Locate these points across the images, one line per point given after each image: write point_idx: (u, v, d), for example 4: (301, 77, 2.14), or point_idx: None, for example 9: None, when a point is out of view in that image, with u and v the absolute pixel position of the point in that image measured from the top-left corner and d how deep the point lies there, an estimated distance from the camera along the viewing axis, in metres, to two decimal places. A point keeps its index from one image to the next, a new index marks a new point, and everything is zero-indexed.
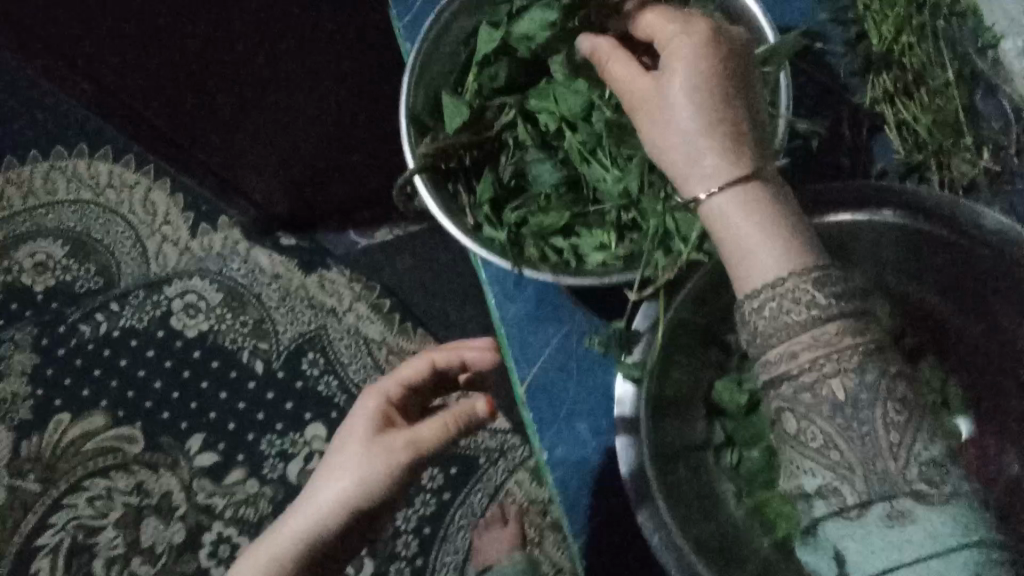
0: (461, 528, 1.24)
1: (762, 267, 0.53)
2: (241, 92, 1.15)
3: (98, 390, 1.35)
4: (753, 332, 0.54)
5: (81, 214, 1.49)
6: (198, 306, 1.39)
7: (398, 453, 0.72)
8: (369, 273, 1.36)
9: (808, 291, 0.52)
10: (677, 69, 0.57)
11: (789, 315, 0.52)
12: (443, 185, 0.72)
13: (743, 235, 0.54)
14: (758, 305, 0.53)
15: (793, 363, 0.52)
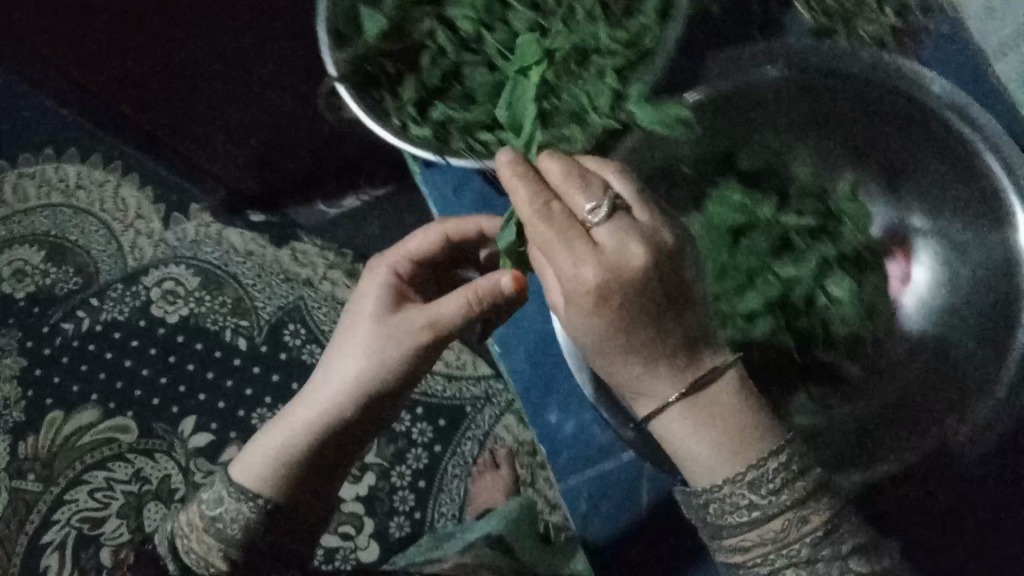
0: (455, 476, 1.27)
1: (698, 469, 0.59)
2: (195, 62, 1.08)
3: (88, 385, 1.36)
4: (696, 505, 0.61)
5: (54, 218, 1.47)
6: (177, 292, 1.39)
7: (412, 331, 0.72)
8: (341, 241, 1.36)
9: (732, 509, 0.58)
10: (589, 308, 0.55)
11: (727, 518, 0.58)
12: (369, 92, 0.74)
13: (684, 442, 0.59)
14: (701, 503, 0.60)
15: (727, 538, 0.59)
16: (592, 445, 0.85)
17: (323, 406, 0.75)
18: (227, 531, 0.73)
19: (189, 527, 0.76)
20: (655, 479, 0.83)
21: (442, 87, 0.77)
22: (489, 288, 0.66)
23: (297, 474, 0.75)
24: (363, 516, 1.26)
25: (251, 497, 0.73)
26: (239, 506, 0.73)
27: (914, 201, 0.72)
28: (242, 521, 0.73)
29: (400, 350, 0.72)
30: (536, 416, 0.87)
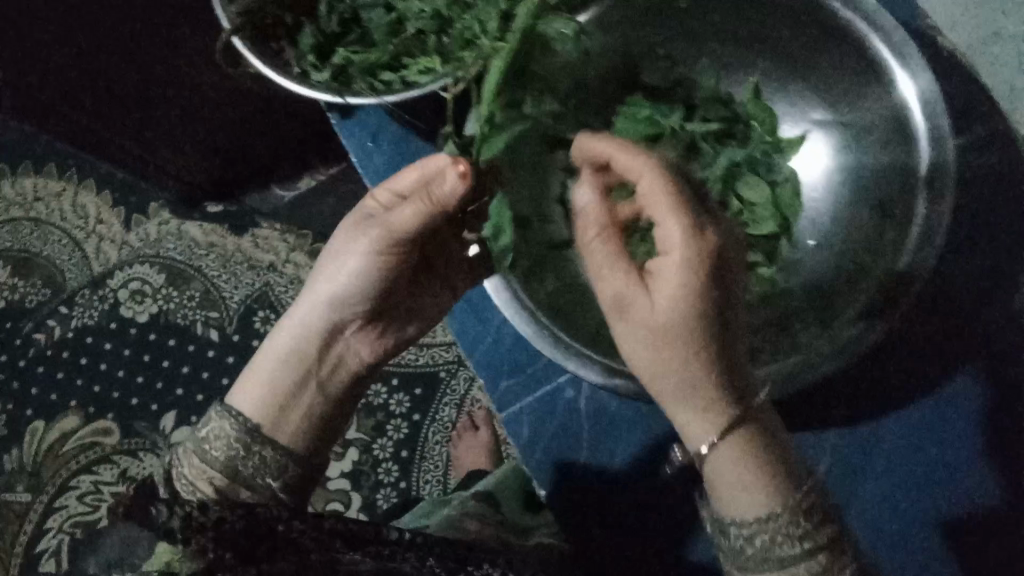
0: (437, 443, 1.27)
1: (737, 498, 0.53)
2: (148, 87, 1.09)
3: (66, 391, 1.36)
4: (730, 543, 0.54)
5: (16, 232, 1.45)
6: (144, 291, 1.38)
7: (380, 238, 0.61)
8: (301, 222, 1.34)
9: (784, 539, 0.51)
10: (665, 330, 0.50)
11: (777, 552, 0.52)
12: (266, 43, 0.61)
13: (735, 479, 0.53)
14: (725, 535, 0.54)
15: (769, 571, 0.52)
16: (530, 373, 0.74)
17: (294, 323, 0.66)
18: (211, 452, 0.62)
19: (183, 454, 0.63)
20: (634, 439, 0.71)
21: (340, 31, 0.64)
22: (442, 195, 0.56)
23: (278, 396, 0.64)
24: (350, 490, 1.27)
25: (234, 416, 0.63)
26: (223, 424, 0.63)
27: (815, 90, 0.61)
28: (224, 441, 0.62)
29: (359, 256, 0.62)
30: (471, 349, 0.76)
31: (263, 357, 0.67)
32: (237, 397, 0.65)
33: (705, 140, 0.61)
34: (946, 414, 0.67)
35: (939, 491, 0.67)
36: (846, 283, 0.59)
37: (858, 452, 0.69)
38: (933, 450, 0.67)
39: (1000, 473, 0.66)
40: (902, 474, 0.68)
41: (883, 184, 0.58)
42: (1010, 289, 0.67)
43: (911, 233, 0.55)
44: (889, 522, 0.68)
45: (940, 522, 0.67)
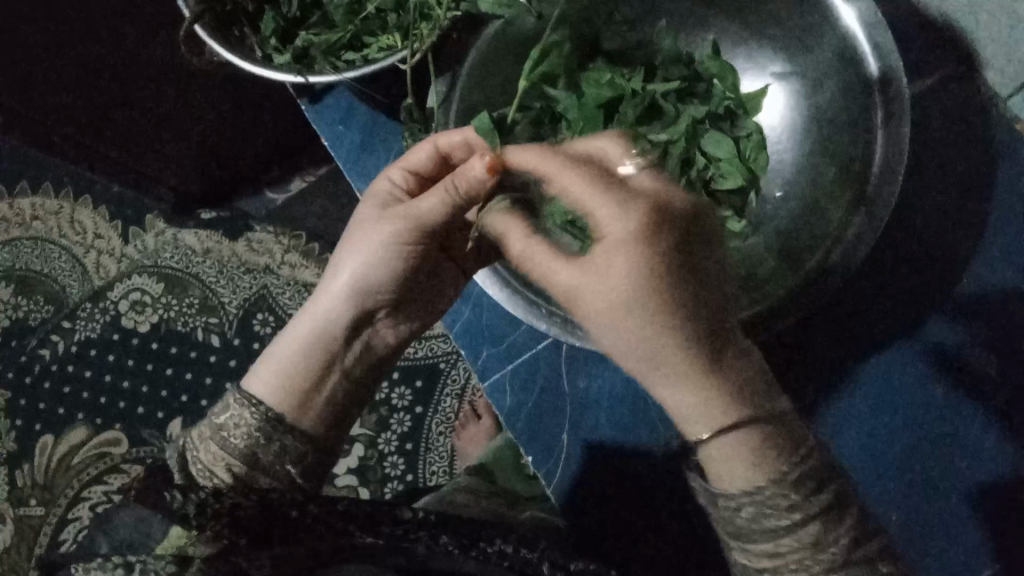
0: (443, 434, 1.13)
1: (726, 466, 0.51)
2: (121, 88, 0.97)
3: (73, 404, 1.21)
4: (736, 523, 0.51)
5: (14, 251, 1.28)
6: (145, 301, 1.23)
7: (403, 228, 0.60)
8: (293, 222, 1.23)
9: (770, 511, 0.50)
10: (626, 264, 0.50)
11: (764, 524, 0.50)
12: (230, 30, 0.62)
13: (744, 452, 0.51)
14: (716, 507, 0.53)
15: (758, 544, 0.50)
16: (506, 344, 0.75)
17: (316, 312, 0.64)
18: (230, 439, 0.59)
19: (199, 440, 0.61)
20: (613, 413, 0.72)
21: (300, 15, 0.66)
22: (469, 184, 0.57)
23: (303, 388, 0.62)
24: (358, 487, 1.12)
25: (255, 403, 0.61)
26: (244, 412, 0.60)
27: (767, 43, 0.64)
28: (244, 429, 0.59)
29: (380, 242, 0.61)
30: (453, 325, 0.76)
31: (282, 344, 0.64)
32: (254, 382, 0.63)
33: (667, 99, 0.63)
34: (912, 369, 0.68)
35: (919, 441, 0.67)
36: (813, 223, 0.60)
37: (838, 417, 0.69)
38: (927, 410, 0.67)
39: (974, 417, 0.66)
40: (885, 433, 0.68)
41: (837, 120, 0.61)
42: (1007, 235, 0.67)
43: (874, 151, 0.57)
44: (878, 496, 0.67)
45: (928, 473, 0.67)
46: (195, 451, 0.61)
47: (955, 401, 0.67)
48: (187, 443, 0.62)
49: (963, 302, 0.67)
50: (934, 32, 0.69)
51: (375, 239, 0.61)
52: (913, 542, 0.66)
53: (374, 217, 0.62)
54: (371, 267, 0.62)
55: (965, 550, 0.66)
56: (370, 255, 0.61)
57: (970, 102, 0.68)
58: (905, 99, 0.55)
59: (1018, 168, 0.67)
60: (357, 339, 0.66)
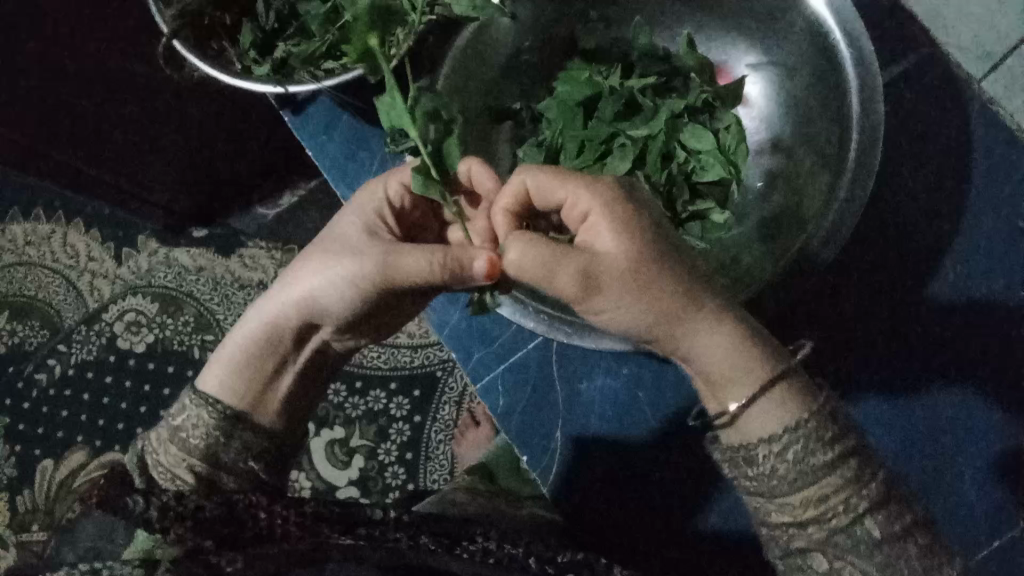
0: (442, 442, 1.12)
1: (757, 421, 0.53)
2: (111, 108, 0.97)
3: (71, 428, 1.20)
4: (774, 483, 0.52)
5: (8, 277, 1.28)
6: (140, 321, 1.23)
7: (375, 271, 0.57)
8: (285, 237, 1.23)
9: (816, 443, 0.51)
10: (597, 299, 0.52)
11: (812, 462, 0.51)
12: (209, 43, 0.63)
13: (760, 417, 0.53)
14: (751, 466, 0.53)
15: (806, 489, 0.51)
16: (499, 344, 0.75)
17: (271, 314, 0.63)
18: (189, 440, 0.59)
19: (158, 440, 0.61)
20: (606, 410, 0.72)
21: (278, 27, 0.66)
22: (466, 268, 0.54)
23: (256, 388, 0.63)
24: (359, 498, 1.11)
25: (212, 404, 0.61)
26: (202, 412, 0.61)
27: (741, 35, 0.65)
28: (203, 429, 0.60)
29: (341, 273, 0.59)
30: (442, 327, 0.76)
31: (235, 335, 0.65)
32: (207, 375, 0.64)
33: (645, 95, 0.64)
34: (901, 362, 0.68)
35: (920, 428, 0.67)
36: (793, 212, 0.61)
37: (852, 398, 0.69)
38: (952, 377, 0.67)
39: (978, 392, 0.67)
40: (904, 404, 0.68)
41: (813, 108, 0.61)
42: (992, 219, 0.68)
43: (852, 137, 0.57)
44: (898, 456, 0.67)
45: (930, 457, 0.67)
46: (154, 455, 0.60)
47: (938, 385, 0.68)
48: (147, 446, 0.61)
49: (948, 284, 0.68)
50: (911, 20, 0.70)
51: (337, 269, 0.59)
52: (932, 502, 0.67)
53: (351, 237, 0.60)
54: (330, 293, 0.60)
55: (971, 525, 0.66)
56: (337, 276, 0.59)
57: (945, 86, 0.69)
58: (879, 82, 0.56)
59: (994, 149, 0.68)
60: (313, 342, 0.66)
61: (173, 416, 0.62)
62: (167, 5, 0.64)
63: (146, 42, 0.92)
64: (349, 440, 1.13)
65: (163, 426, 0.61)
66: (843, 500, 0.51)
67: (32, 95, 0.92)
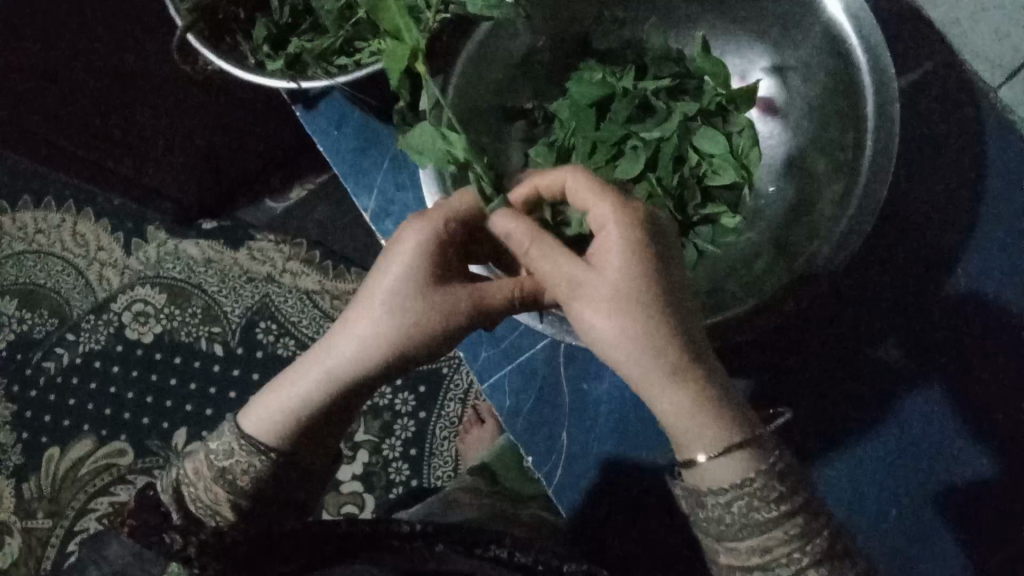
0: (446, 438, 1.12)
1: (708, 474, 0.52)
2: (120, 97, 0.96)
3: (77, 416, 1.20)
4: (715, 531, 0.53)
5: (18, 265, 1.28)
6: (147, 312, 1.23)
7: (455, 315, 0.56)
8: (294, 230, 1.22)
9: (761, 503, 0.51)
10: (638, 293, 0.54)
11: (754, 517, 0.51)
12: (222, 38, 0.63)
13: (710, 469, 0.52)
14: (702, 508, 0.53)
15: (749, 539, 0.51)
16: (508, 343, 0.75)
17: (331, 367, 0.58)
18: (237, 483, 0.60)
19: (194, 472, 0.61)
20: (613, 411, 0.72)
21: (293, 22, 0.66)
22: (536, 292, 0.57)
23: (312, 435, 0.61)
24: (363, 493, 1.11)
25: (261, 452, 0.60)
26: (252, 460, 0.60)
27: (756, 38, 0.65)
28: (251, 472, 0.60)
29: (424, 322, 0.56)
30: None
31: (287, 387, 0.60)
32: (255, 420, 0.60)
33: (658, 98, 0.64)
34: (899, 394, 0.68)
35: (911, 458, 0.68)
36: (808, 218, 0.61)
37: (822, 463, 0.69)
38: (916, 433, 0.68)
39: (948, 442, 0.67)
40: (874, 463, 0.68)
41: (826, 114, 0.61)
42: (1003, 227, 0.67)
43: (865, 144, 0.57)
44: (868, 517, 0.68)
45: (917, 503, 0.67)
46: (190, 484, 0.62)
47: (914, 426, 0.68)
48: (182, 476, 0.62)
49: (959, 295, 0.68)
50: (930, 27, 0.69)
51: (422, 313, 0.56)
52: (908, 554, 0.67)
53: (414, 281, 0.56)
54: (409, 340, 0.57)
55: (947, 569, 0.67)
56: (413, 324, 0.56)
57: (960, 94, 0.68)
58: (893, 86, 0.56)
59: (1008, 158, 0.68)
60: None
61: (215, 453, 0.61)
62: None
63: (161, 32, 0.91)
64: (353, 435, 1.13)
65: (201, 460, 0.61)
66: (788, 554, 0.51)
67: (42, 84, 0.91)
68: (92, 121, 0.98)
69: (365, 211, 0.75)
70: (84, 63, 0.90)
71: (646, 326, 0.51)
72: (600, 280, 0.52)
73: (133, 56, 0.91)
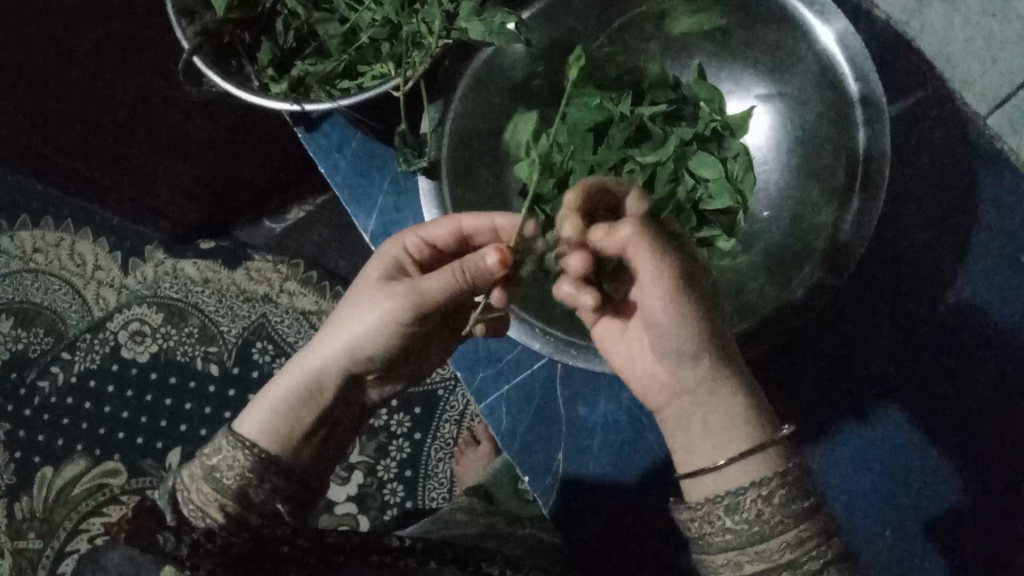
0: (441, 460, 1.12)
1: (741, 472, 0.52)
2: (122, 116, 0.97)
3: (72, 436, 1.20)
4: (752, 529, 0.51)
5: (14, 283, 1.28)
6: (144, 331, 1.23)
7: (405, 303, 0.59)
8: (292, 251, 1.23)
9: (799, 494, 0.51)
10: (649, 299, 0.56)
11: (792, 507, 0.51)
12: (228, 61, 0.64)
13: (742, 468, 0.53)
14: (732, 511, 0.52)
15: (784, 535, 0.51)
16: (504, 363, 0.75)
17: (306, 369, 0.63)
18: (223, 479, 0.59)
19: (189, 477, 0.61)
20: (609, 429, 0.73)
21: (296, 46, 0.67)
22: (479, 269, 0.54)
23: (292, 436, 0.62)
24: (357, 514, 1.11)
25: (248, 446, 0.60)
26: (238, 454, 0.60)
27: (751, 67, 0.66)
28: (237, 470, 0.60)
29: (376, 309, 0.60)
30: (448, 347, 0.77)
31: (270, 393, 0.63)
32: (244, 421, 0.62)
33: (654, 123, 0.65)
34: (872, 423, 0.69)
35: (892, 485, 0.68)
36: (802, 242, 0.62)
37: (823, 467, 0.69)
38: (915, 435, 0.68)
39: (946, 449, 0.68)
40: (874, 467, 0.69)
41: (820, 139, 0.62)
42: (992, 254, 0.69)
43: (858, 171, 0.58)
44: (867, 521, 0.68)
45: (917, 506, 0.68)
46: (185, 491, 0.61)
47: (919, 428, 0.68)
48: (177, 483, 0.62)
49: (953, 320, 0.68)
50: (920, 56, 0.71)
51: (374, 302, 0.60)
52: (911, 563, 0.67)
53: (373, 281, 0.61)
54: (368, 330, 0.61)
55: None
56: (370, 315, 0.60)
57: (952, 122, 0.70)
58: (883, 117, 0.57)
59: (998, 187, 0.69)
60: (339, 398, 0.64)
61: (206, 453, 0.61)
62: (187, 21, 0.65)
63: (162, 52, 0.92)
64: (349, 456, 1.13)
65: (195, 462, 0.61)
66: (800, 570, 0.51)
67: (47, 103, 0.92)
68: (94, 141, 0.99)
69: (364, 232, 0.75)
70: (87, 84, 0.91)
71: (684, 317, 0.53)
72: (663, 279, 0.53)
73: (137, 77, 0.92)
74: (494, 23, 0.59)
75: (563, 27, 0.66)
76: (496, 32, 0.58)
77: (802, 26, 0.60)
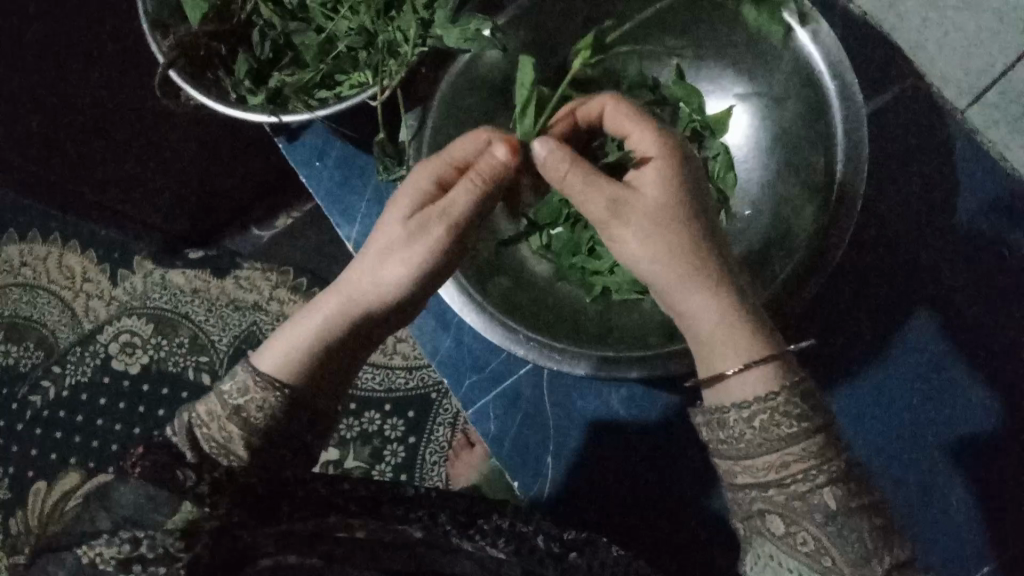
0: (436, 464, 1.11)
1: (738, 386, 0.53)
2: (104, 129, 0.96)
3: (65, 449, 1.19)
4: (735, 445, 0.52)
5: (4, 298, 1.28)
6: (134, 342, 1.22)
7: (432, 224, 0.57)
8: (280, 259, 1.23)
9: (783, 418, 0.51)
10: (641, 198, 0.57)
11: (776, 432, 0.51)
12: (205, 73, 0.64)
13: (736, 380, 0.53)
14: (723, 428, 0.53)
15: (767, 455, 0.51)
16: (491, 368, 0.75)
17: (327, 303, 0.60)
18: (250, 419, 0.58)
19: (207, 414, 0.60)
20: (598, 427, 0.74)
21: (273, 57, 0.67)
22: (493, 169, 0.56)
23: (314, 370, 0.60)
24: None
25: (273, 388, 0.58)
26: (263, 394, 0.59)
27: (729, 68, 0.67)
28: (266, 410, 0.59)
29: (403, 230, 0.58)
30: (434, 354, 0.77)
31: (291, 329, 0.60)
32: (263, 356, 0.60)
33: None
34: (892, 350, 0.71)
35: (911, 413, 0.70)
36: (784, 239, 0.62)
37: (844, 402, 0.71)
38: (935, 362, 0.70)
39: (967, 378, 0.70)
40: (896, 399, 0.70)
41: (799, 135, 0.63)
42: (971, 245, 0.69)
43: (836, 167, 0.58)
44: (886, 458, 0.70)
45: (937, 433, 0.69)
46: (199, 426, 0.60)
47: (942, 356, 0.70)
48: (192, 419, 0.60)
49: None
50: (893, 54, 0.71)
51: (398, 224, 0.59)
52: (924, 509, 0.69)
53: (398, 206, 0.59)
54: (393, 250, 0.58)
55: (956, 541, 0.69)
56: (395, 240, 0.58)
57: (926, 117, 0.71)
58: (861, 113, 0.57)
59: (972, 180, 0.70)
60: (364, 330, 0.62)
61: (227, 392, 0.60)
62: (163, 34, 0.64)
63: (142, 64, 0.92)
64: (343, 462, 1.13)
65: (213, 400, 0.60)
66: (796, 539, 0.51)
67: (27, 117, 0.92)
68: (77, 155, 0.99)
69: (348, 241, 0.75)
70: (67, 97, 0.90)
71: (675, 246, 0.54)
72: (643, 199, 0.54)
73: (118, 88, 0.92)
74: (467, 29, 0.59)
75: (542, 31, 0.66)
76: (470, 38, 0.58)
77: (777, 25, 0.60)
